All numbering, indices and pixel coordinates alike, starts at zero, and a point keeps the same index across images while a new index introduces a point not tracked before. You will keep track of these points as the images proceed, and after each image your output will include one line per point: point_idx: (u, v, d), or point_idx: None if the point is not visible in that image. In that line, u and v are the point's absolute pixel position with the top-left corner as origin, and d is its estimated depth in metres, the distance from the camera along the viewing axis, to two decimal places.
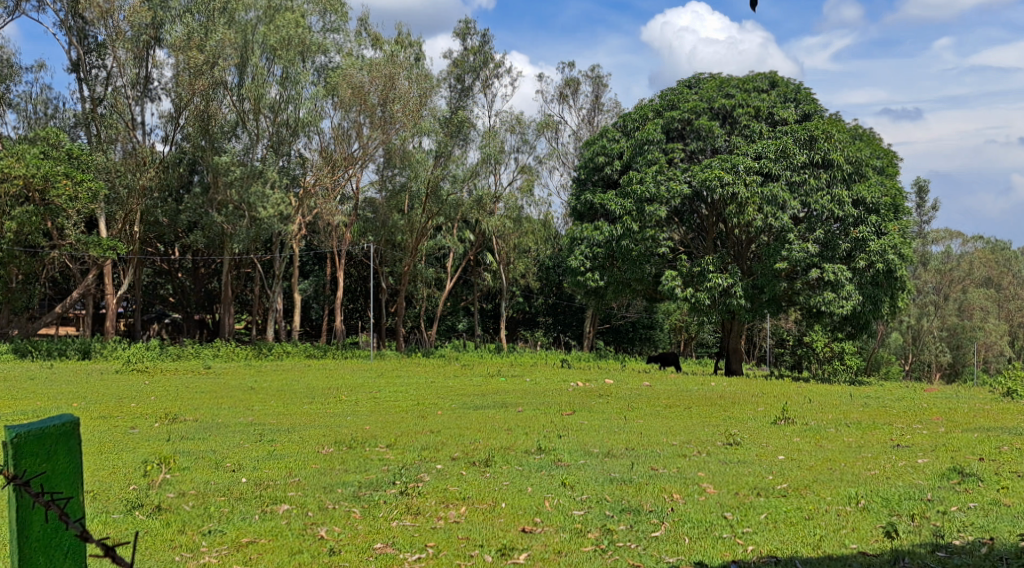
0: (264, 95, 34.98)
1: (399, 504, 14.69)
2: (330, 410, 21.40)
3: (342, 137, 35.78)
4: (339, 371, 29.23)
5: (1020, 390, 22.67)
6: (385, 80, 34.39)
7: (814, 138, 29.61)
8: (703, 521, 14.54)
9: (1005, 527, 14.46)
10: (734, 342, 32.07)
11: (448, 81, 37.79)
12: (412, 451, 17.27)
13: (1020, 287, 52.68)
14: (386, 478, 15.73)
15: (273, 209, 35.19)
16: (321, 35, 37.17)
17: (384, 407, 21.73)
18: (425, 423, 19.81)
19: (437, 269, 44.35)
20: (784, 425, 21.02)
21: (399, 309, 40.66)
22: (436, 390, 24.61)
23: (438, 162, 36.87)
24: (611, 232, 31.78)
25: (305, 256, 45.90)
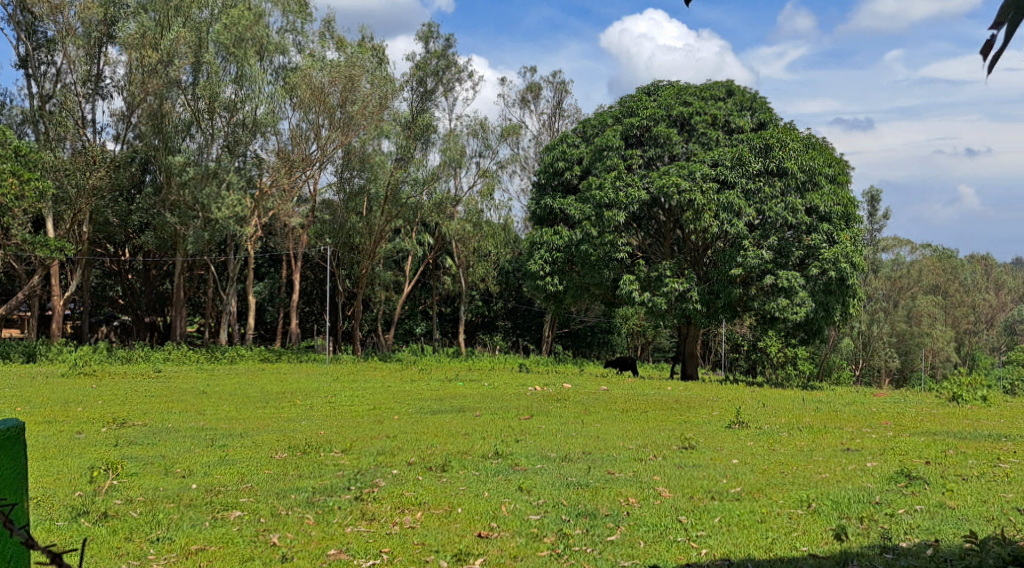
0: (218, 94, 34.73)
1: (354, 509, 14.88)
2: (284, 415, 21.51)
3: (300, 138, 35.78)
4: (293, 375, 29.23)
5: (965, 394, 23.28)
6: (345, 81, 34.54)
7: (769, 147, 30.22)
8: (658, 525, 14.86)
9: (951, 529, 14.92)
10: (689, 346, 32.50)
11: (410, 84, 37.89)
12: (368, 456, 17.44)
13: (965, 295, 53.88)
14: (341, 483, 15.91)
15: (228, 210, 35.09)
16: (280, 34, 37.33)
17: (340, 412, 21.86)
18: (381, 428, 19.98)
19: (395, 272, 44.46)
20: (738, 429, 21.44)
21: (356, 313, 40.59)
22: (392, 394, 24.76)
23: (398, 165, 37.01)
24: (571, 237, 32.15)
25: (260, 258, 45.85)
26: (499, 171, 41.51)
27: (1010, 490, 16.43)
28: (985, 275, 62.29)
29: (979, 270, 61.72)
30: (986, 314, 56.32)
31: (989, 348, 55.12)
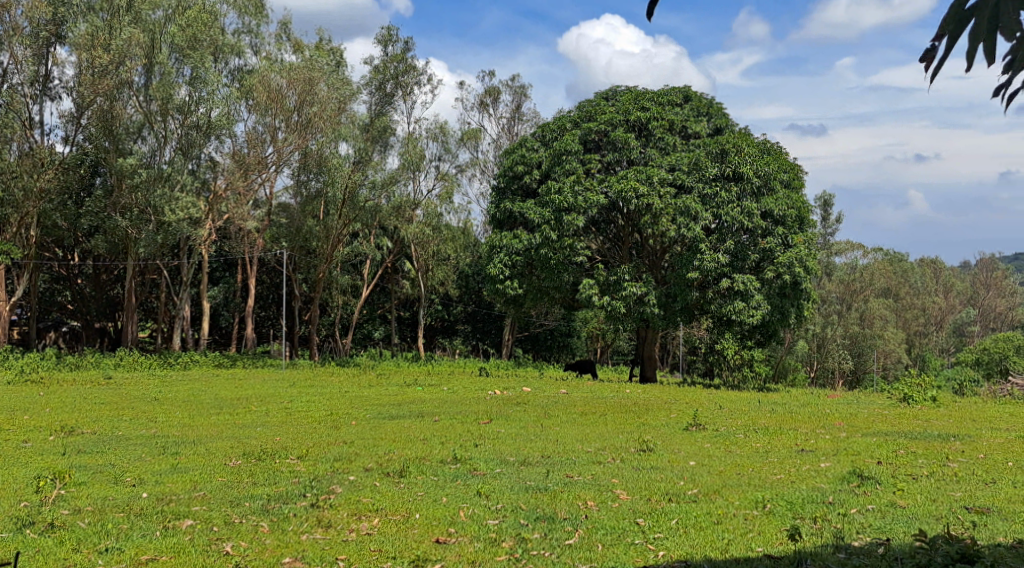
0: (172, 95, 34.50)
1: (310, 516, 14.99)
2: (238, 421, 21.54)
3: (256, 141, 35.71)
4: (248, 381, 29.17)
5: (916, 395, 23.77)
6: (304, 84, 34.56)
7: (725, 152, 30.56)
8: (616, 528, 15.09)
9: (901, 528, 15.28)
10: (648, 349, 32.80)
11: (369, 86, 38.14)
12: (324, 462, 17.55)
13: (915, 298, 54.91)
14: (296, 490, 16.00)
15: (182, 212, 35.02)
16: (235, 35, 37.33)
17: (296, 418, 21.92)
18: (339, 433, 20.10)
19: (353, 276, 44.54)
20: (695, 431, 21.77)
21: (314, 318, 40.41)
22: (349, 399, 24.83)
23: (356, 168, 36.96)
24: (531, 240, 32.37)
25: (214, 263, 45.63)
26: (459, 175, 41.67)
27: (958, 489, 16.84)
28: (934, 278, 63.58)
29: (929, 273, 62.84)
30: (936, 317, 57.32)
31: (938, 350, 56.13)
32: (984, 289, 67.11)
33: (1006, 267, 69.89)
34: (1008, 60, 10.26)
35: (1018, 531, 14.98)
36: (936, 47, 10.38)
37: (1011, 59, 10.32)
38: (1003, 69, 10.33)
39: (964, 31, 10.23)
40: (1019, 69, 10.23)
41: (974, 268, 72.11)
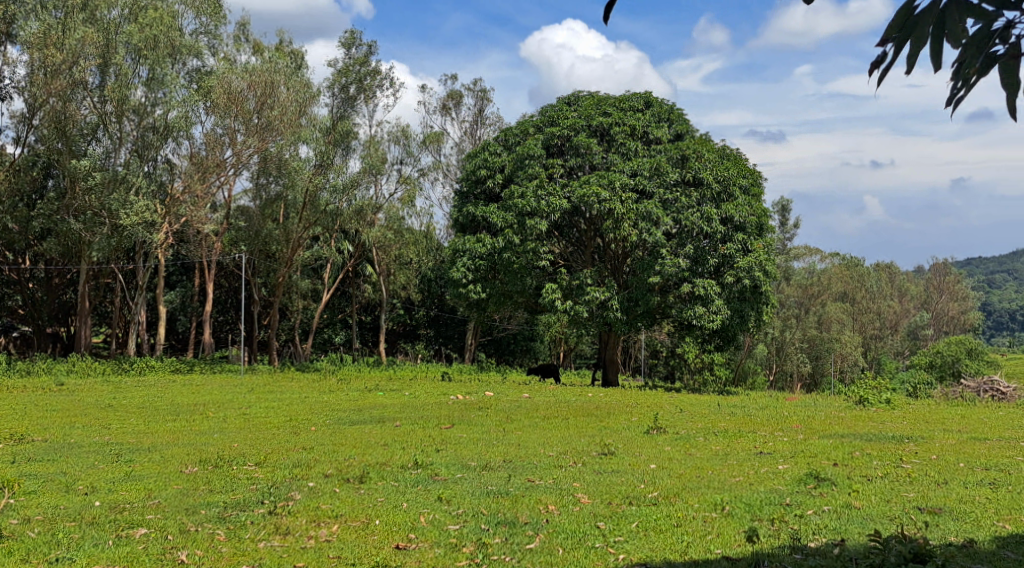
0: (128, 96, 34.28)
1: (267, 524, 15.06)
2: (195, 427, 21.53)
3: (215, 143, 35.56)
4: (205, 387, 29.11)
5: (871, 398, 24.17)
6: (263, 86, 34.42)
7: (686, 157, 31.54)
8: (577, 531, 15.30)
9: (856, 528, 15.58)
10: (610, 353, 32.99)
11: (332, 88, 38.11)
12: (282, 468, 17.63)
13: (872, 302, 55.60)
14: (254, 497, 16.07)
15: (137, 217, 34.28)
16: (193, 36, 37.22)
17: (255, 424, 21.97)
18: (298, 439, 20.18)
19: (313, 280, 44.56)
20: (656, 434, 22.04)
21: (273, 322, 40.11)
22: (310, 405, 24.89)
23: (316, 170, 36.91)
24: (493, 245, 32.35)
25: (171, 267, 45.39)
26: (420, 178, 41.75)
27: (911, 489, 17.18)
28: (890, 282, 64.47)
29: (884, 277, 63.84)
30: (891, 320, 58.23)
31: (893, 353, 57.00)
32: (937, 293, 68.26)
33: (958, 271, 71.17)
34: (956, 67, 10.12)
35: (968, 531, 15.26)
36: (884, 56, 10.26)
37: (959, 66, 10.17)
38: (952, 76, 10.18)
39: (912, 39, 10.10)
40: (967, 75, 10.07)
41: (928, 272, 73.33)
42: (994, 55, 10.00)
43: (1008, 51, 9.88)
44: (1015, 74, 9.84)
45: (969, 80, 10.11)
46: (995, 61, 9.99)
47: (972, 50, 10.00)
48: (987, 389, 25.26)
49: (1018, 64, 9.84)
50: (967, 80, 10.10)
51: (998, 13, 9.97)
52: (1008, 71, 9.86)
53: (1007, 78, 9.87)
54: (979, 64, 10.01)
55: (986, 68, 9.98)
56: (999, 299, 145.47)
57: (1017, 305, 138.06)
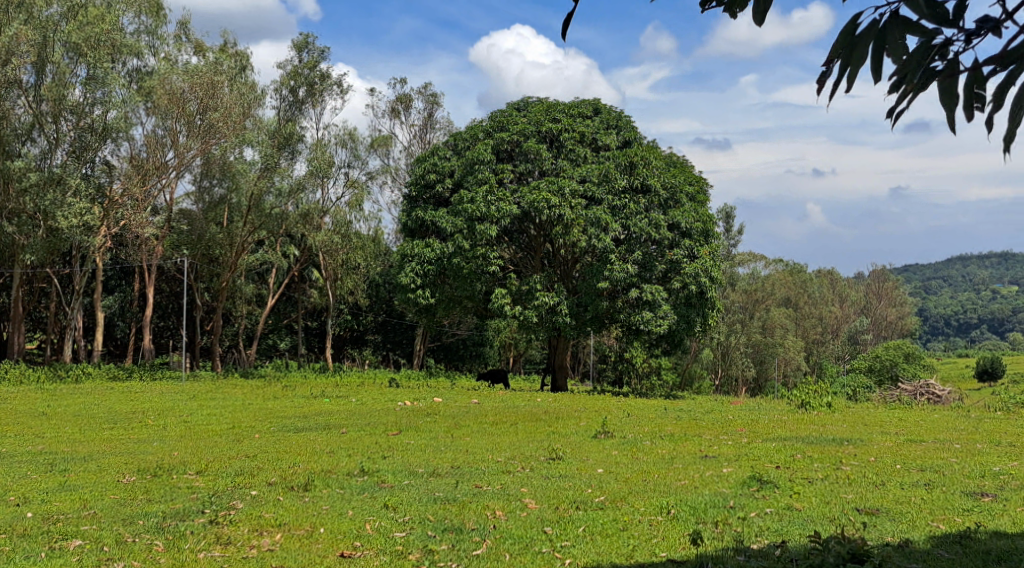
0: (65, 96, 33.79)
1: (208, 534, 15.08)
2: (135, 436, 21.42)
3: (156, 145, 35.41)
4: (144, 394, 28.95)
5: (813, 401, 24.65)
6: (205, 87, 33.99)
7: (633, 164, 31.73)
8: (523, 537, 15.50)
9: (796, 530, 15.90)
10: (559, 358, 33.25)
11: (280, 91, 38.15)
12: (225, 477, 17.66)
13: (814, 307, 56.49)
14: (195, 507, 16.08)
15: (75, 219, 33.72)
16: (134, 36, 36.88)
17: (196, 431, 21.90)
18: (240, 447, 20.16)
19: (258, 285, 44.39)
20: (603, 438, 22.34)
21: (215, 327, 39.71)
22: (254, 412, 24.93)
23: (262, 174, 36.78)
24: (443, 249, 32.42)
25: (110, 271, 44.93)
26: (368, 182, 41.77)
27: (850, 491, 17.60)
28: (832, 289, 65.58)
29: (824, 283, 64.80)
30: (832, 325, 59.31)
31: (834, 357, 57.98)
32: (876, 299, 69.50)
33: (896, 277, 72.52)
34: (896, 80, 10.09)
35: (904, 531, 15.58)
36: (827, 66, 10.10)
37: (897, 79, 10.15)
38: (891, 90, 10.13)
39: (856, 51, 10.00)
40: (907, 89, 10.06)
41: (867, 279, 74.63)
42: (932, 70, 10.04)
43: (946, 68, 9.97)
44: (953, 91, 9.95)
45: (907, 94, 10.11)
46: (933, 77, 10.04)
47: (914, 64, 9.99)
48: (923, 393, 25.90)
49: (956, 82, 9.96)
50: (906, 94, 10.11)
51: (937, 28, 10.01)
52: (945, 88, 9.97)
53: (944, 95, 9.97)
54: (920, 80, 10.04)
55: (925, 84, 10.02)
56: (935, 305, 147.84)
57: (952, 311, 140.60)
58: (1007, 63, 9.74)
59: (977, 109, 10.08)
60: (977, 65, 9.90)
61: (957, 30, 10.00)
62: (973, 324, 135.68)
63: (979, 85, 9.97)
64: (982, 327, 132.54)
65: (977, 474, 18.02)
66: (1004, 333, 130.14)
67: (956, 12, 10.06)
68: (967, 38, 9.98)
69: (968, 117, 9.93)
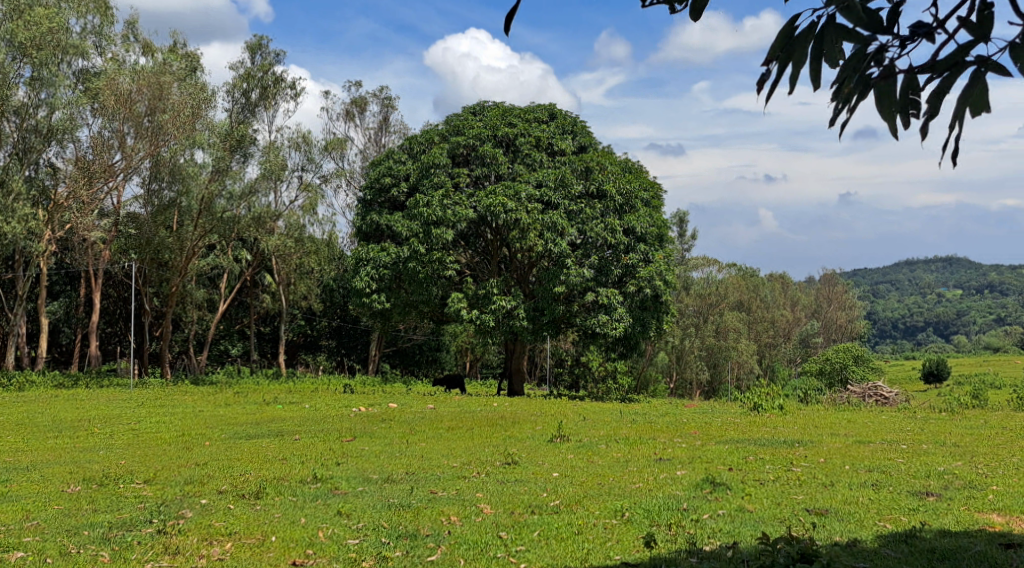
0: (9, 97, 33.33)
1: (155, 543, 15.00)
2: (80, 444, 21.26)
3: (102, 146, 34.39)
4: (91, 402, 28.65)
5: (765, 404, 24.94)
6: (153, 88, 33.74)
7: (589, 169, 32.14)
8: (479, 542, 15.57)
9: (748, 531, 16.08)
10: (516, 362, 33.32)
11: (232, 93, 37.94)
12: (173, 486, 17.57)
13: (766, 311, 57.04)
14: (142, 516, 16.00)
15: (18, 222, 33.08)
16: (81, 36, 36.54)
17: (144, 439, 21.75)
18: (190, 455, 20.08)
19: (208, 290, 44.06)
20: (559, 442, 22.47)
21: (165, 333, 39.30)
22: (204, 419, 24.79)
23: (212, 177, 36.49)
24: (398, 254, 32.32)
25: (55, 276, 44.37)
26: (322, 186, 41.64)
27: (800, 492, 17.83)
28: (783, 292, 66.41)
29: (777, 286, 65.50)
30: (784, 329, 60.19)
31: (785, 361, 58.77)
32: (826, 303, 70.50)
33: (845, 281, 73.61)
34: (834, 84, 10.25)
35: (852, 530, 15.79)
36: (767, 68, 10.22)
37: (835, 83, 10.31)
38: (829, 94, 10.29)
39: (794, 54, 10.14)
40: (844, 93, 10.22)
41: (816, 283, 75.66)
42: (869, 75, 10.22)
43: (882, 73, 10.16)
44: (889, 95, 10.14)
45: (844, 98, 10.26)
46: (869, 82, 10.22)
47: (851, 68, 10.16)
48: (871, 395, 26.32)
49: (891, 86, 10.15)
50: (843, 98, 10.27)
51: (873, 34, 10.21)
52: (881, 92, 10.16)
53: (880, 100, 10.15)
54: (856, 85, 10.21)
55: (861, 88, 10.19)
56: (884, 308, 150.03)
57: (900, 314, 142.72)
58: (939, 65, 9.95)
59: (911, 114, 10.27)
60: (911, 71, 10.10)
61: (893, 36, 10.21)
62: (919, 326, 137.38)
63: (913, 90, 10.17)
64: (928, 330, 134.70)
65: (922, 474, 18.34)
66: (949, 335, 132.19)
67: (890, 20, 10.28)
68: (901, 44, 10.20)
69: (903, 120, 10.10)
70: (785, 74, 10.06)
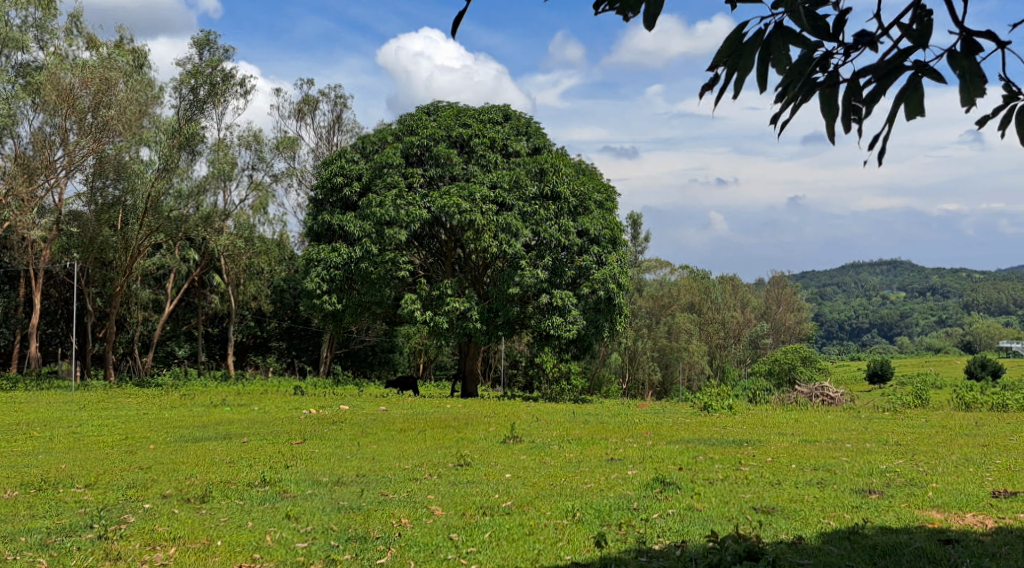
0: None
1: (96, 549, 14.88)
2: (21, 448, 21.00)
3: (44, 142, 33.83)
4: (32, 405, 28.18)
5: (714, 404, 25.18)
6: (98, 82, 33.11)
7: (544, 171, 32.12)
8: (429, 544, 15.58)
9: (697, 530, 16.23)
10: (470, 363, 33.39)
11: (179, 89, 37.65)
12: (115, 490, 17.42)
13: (717, 313, 57.59)
14: (83, 521, 15.85)
15: None
16: (22, 29, 36.09)
17: (86, 443, 21.53)
18: (134, 458, 19.94)
19: (154, 291, 43.53)
20: (512, 443, 22.57)
21: (109, 335, 38.78)
22: (148, 422, 24.56)
23: (159, 175, 36.18)
24: (350, 254, 32.17)
25: None
26: (273, 186, 41.40)
27: (748, 490, 18.02)
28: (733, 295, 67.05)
29: (728, 288, 66.12)
30: (734, 331, 60.98)
31: (734, 362, 59.60)
32: (775, 305, 71.33)
33: (793, 284, 74.54)
34: (779, 89, 10.41)
35: (797, 528, 15.98)
36: (715, 73, 10.32)
37: (781, 88, 10.47)
38: (775, 98, 10.44)
39: (742, 59, 10.26)
40: (789, 98, 10.38)
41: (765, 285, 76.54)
42: (814, 81, 10.39)
43: (827, 80, 10.33)
44: (833, 102, 10.31)
45: (790, 104, 10.43)
46: (814, 88, 10.38)
47: (797, 75, 10.31)
48: (818, 394, 26.66)
49: (835, 93, 10.32)
50: (788, 103, 10.43)
51: (818, 41, 10.37)
52: (825, 98, 10.33)
53: (825, 105, 10.32)
54: (802, 90, 10.36)
55: (806, 94, 10.35)
56: (832, 309, 151.99)
57: (846, 315, 144.65)
58: (881, 73, 10.13)
59: (855, 119, 10.45)
60: (855, 78, 10.28)
61: (837, 43, 10.38)
62: (865, 328, 139.24)
63: (857, 96, 10.34)
64: (873, 332, 136.84)
65: (865, 472, 18.62)
66: (893, 337, 134.35)
67: (835, 26, 10.45)
68: (846, 51, 10.37)
69: (846, 126, 10.28)
70: (732, 78, 10.17)
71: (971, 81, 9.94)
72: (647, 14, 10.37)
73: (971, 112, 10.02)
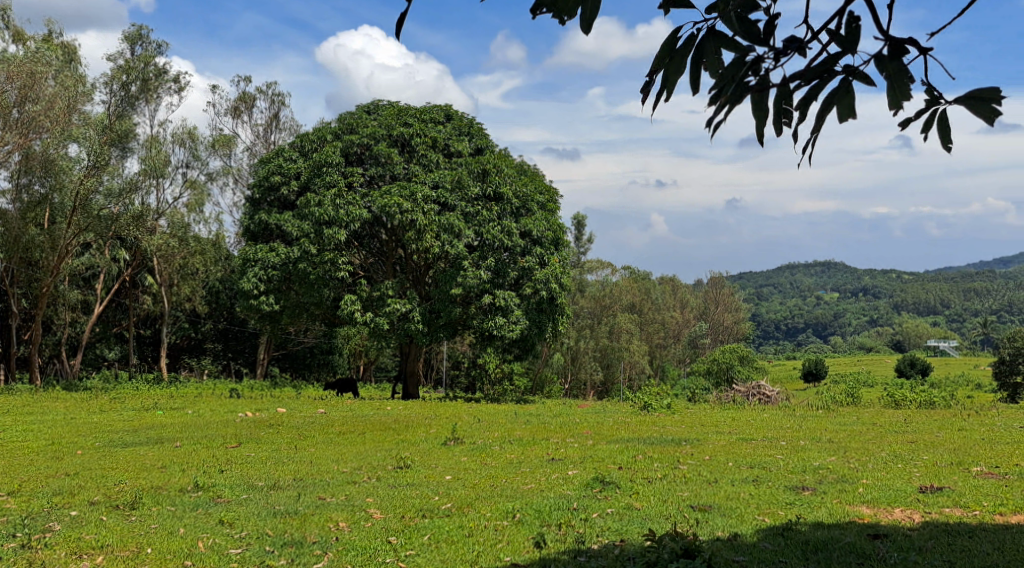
0: None
1: (20, 558, 14.58)
2: None
3: None
4: None
5: (654, 403, 25.30)
6: (26, 78, 32.09)
7: (486, 171, 32.07)
8: (367, 547, 15.45)
9: (636, 528, 16.27)
10: (410, 365, 33.24)
11: (111, 85, 37.19)
12: (40, 497, 17.06)
13: (656, 313, 57.98)
14: (5, 530, 15.46)
15: None
16: None
17: (13, 448, 21.06)
18: (60, 464, 19.53)
19: (83, 291, 42.60)
20: (453, 445, 22.46)
21: (35, 337, 38.00)
22: (77, 426, 24.10)
23: (89, 172, 35.36)
24: (288, 254, 31.90)
25: None
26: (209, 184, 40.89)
27: (686, 489, 18.06)
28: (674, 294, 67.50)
29: (667, 288, 66.58)
30: (674, 331, 61.42)
31: (674, 361, 60.06)
32: (713, 304, 71.82)
33: (731, 284, 75.24)
34: (711, 93, 10.44)
35: (733, 525, 16.07)
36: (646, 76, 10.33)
37: (714, 92, 10.51)
38: (707, 102, 10.48)
39: (675, 63, 10.28)
40: (722, 102, 10.42)
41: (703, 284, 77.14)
42: (746, 84, 10.44)
43: (758, 84, 10.39)
44: (765, 106, 10.38)
45: (721, 108, 10.47)
46: (745, 92, 10.43)
47: (729, 78, 10.37)
48: (755, 393, 26.92)
49: (766, 97, 10.39)
50: (721, 107, 10.47)
51: (750, 45, 10.42)
52: (757, 102, 10.39)
53: (756, 110, 10.39)
54: (734, 93, 10.40)
55: (739, 97, 10.40)
56: (770, 309, 153.74)
57: (784, 314, 146.42)
58: (811, 77, 10.22)
59: (785, 124, 10.54)
60: (786, 82, 10.36)
61: (768, 48, 10.45)
62: (800, 327, 140.90)
63: (788, 101, 10.43)
64: (807, 330, 138.76)
65: (799, 469, 18.78)
66: (828, 336, 136.38)
67: (765, 31, 10.51)
68: (775, 56, 10.45)
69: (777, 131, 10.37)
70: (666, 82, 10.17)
71: (896, 85, 10.06)
72: (585, 17, 10.36)
73: (896, 115, 10.15)
